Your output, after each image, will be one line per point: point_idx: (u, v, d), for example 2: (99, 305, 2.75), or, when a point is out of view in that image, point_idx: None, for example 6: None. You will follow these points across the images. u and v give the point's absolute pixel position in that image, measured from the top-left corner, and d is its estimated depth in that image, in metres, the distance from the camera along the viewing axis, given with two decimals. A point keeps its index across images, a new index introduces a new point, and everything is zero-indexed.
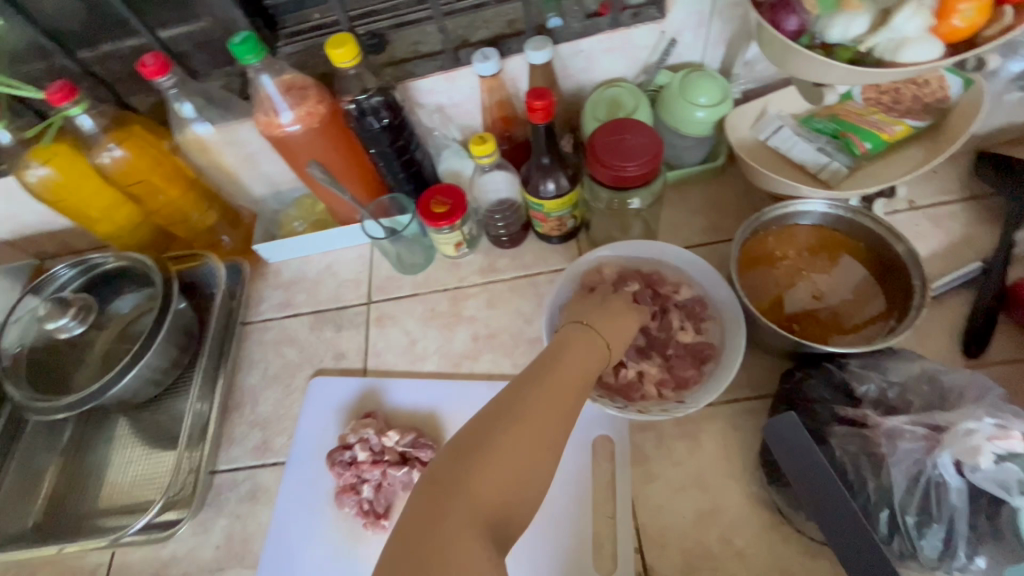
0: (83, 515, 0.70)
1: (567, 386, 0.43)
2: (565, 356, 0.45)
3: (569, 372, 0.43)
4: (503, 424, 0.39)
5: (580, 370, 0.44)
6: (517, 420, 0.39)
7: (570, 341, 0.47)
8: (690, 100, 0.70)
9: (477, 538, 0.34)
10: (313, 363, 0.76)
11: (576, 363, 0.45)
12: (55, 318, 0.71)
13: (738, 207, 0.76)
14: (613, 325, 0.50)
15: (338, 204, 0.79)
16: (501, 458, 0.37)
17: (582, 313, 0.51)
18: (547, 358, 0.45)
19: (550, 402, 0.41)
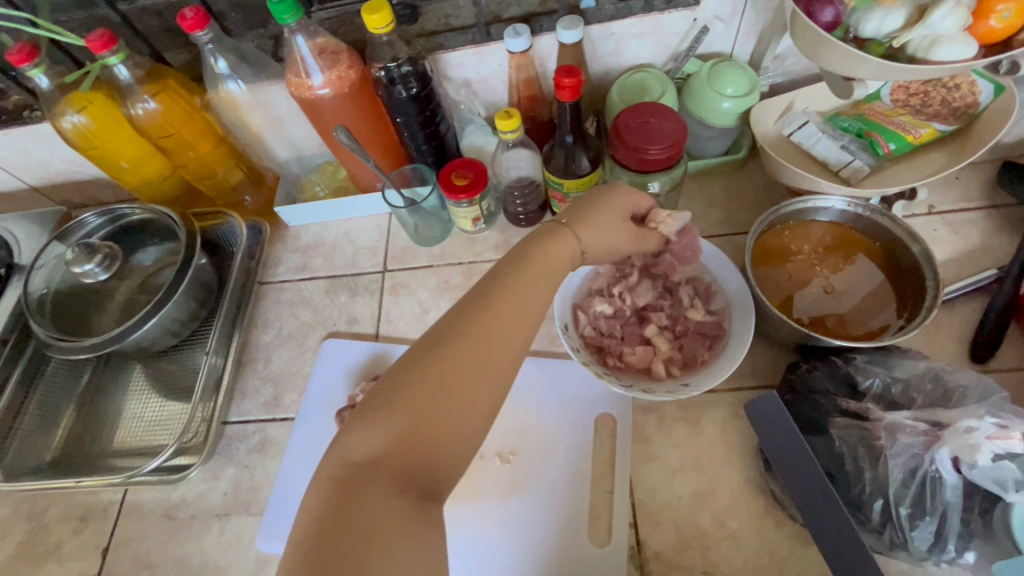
0: (96, 454, 0.73)
1: (525, 289, 0.46)
2: (524, 267, 0.48)
3: (519, 287, 0.46)
4: (441, 357, 0.42)
5: (527, 293, 0.46)
6: (452, 357, 0.42)
7: (544, 235, 0.50)
8: (717, 90, 0.70)
9: (395, 487, 0.38)
10: (326, 325, 0.78)
11: (546, 264, 0.49)
12: (81, 263, 0.72)
13: (756, 201, 0.76)
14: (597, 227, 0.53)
15: (360, 171, 0.80)
16: (440, 396, 0.40)
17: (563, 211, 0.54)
18: (511, 265, 0.48)
19: (493, 327, 0.44)
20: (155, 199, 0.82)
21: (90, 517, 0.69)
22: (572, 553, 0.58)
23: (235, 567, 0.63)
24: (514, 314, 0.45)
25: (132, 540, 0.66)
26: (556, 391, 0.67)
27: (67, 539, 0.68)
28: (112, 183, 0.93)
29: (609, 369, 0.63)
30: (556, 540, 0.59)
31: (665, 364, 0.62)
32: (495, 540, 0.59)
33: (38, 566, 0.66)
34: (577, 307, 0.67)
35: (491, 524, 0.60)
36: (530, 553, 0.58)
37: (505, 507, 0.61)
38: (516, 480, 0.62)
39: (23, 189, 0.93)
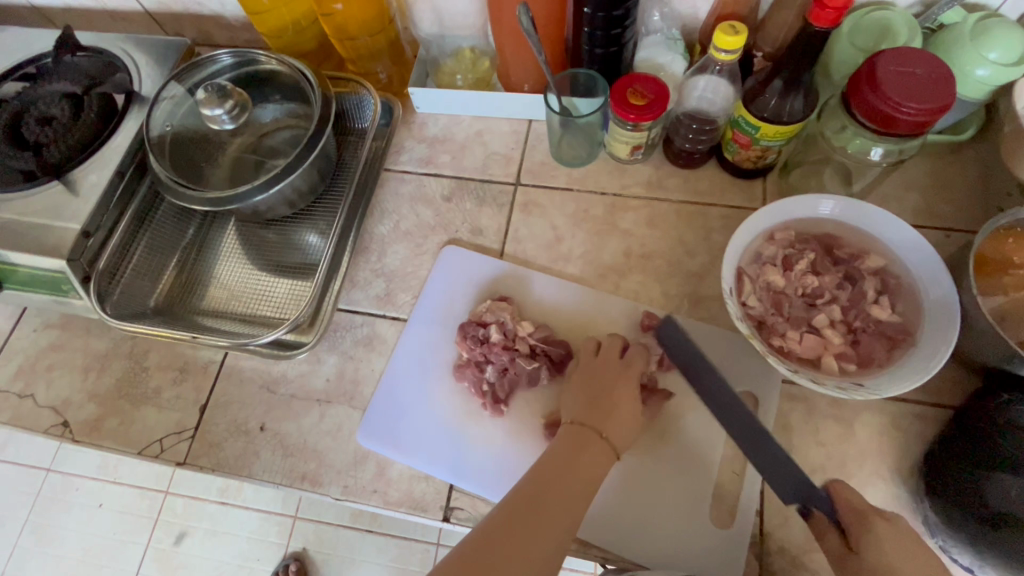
0: (198, 310, 0.71)
1: (569, 485, 0.49)
2: (574, 459, 0.50)
3: (603, 413, 0.53)
4: (544, 480, 0.49)
5: (577, 479, 0.49)
6: (550, 484, 0.48)
7: (581, 441, 0.52)
8: (978, 50, 0.57)
9: None
10: (447, 230, 0.72)
11: (617, 386, 0.55)
12: (211, 106, 0.65)
13: (966, 195, 0.65)
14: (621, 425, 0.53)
15: (516, 67, 0.71)
16: (546, 510, 0.47)
17: (584, 399, 0.55)
18: (584, 405, 0.54)
19: (582, 454, 0.51)
20: (288, 50, 0.75)
21: (189, 371, 0.67)
22: (689, 530, 0.55)
23: (331, 455, 0.61)
24: (559, 504, 0.48)
25: (232, 404, 0.65)
26: None
27: (164, 388, 0.67)
28: (231, 24, 0.85)
29: (770, 349, 0.56)
30: (670, 509, 0.55)
31: (833, 357, 0.56)
32: (608, 495, 0.56)
33: (136, 406, 0.66)
34: (743, 273, 0.59)
35: (604, 477, 0.57)
36: (639, 517, 0.55)
37: (620, 463, 0.57)
38: (637, 441, 0.58)
39: (138, 11, 0.85)
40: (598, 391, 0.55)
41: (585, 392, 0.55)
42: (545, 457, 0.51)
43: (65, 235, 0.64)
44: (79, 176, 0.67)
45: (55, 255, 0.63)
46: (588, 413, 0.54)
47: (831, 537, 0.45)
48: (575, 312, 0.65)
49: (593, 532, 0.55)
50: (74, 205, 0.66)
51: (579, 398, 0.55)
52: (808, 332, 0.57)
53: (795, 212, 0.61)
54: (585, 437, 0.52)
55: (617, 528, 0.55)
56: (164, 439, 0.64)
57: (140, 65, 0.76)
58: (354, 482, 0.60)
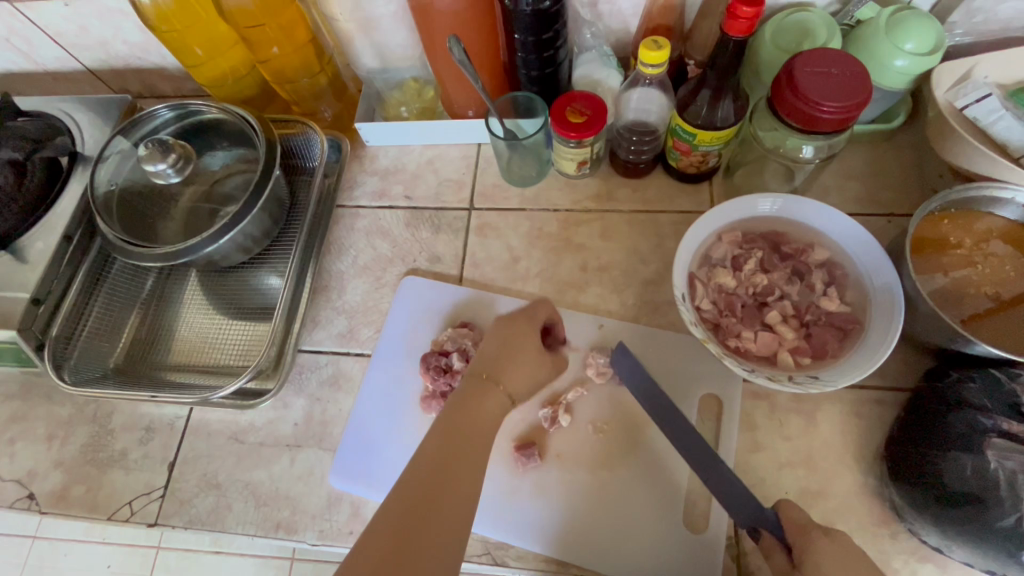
0: (162, 365, 0.70)
1: (472, 439, 0.48)
2: (474, 405, 0.51)
3: (500, 361, 0.56)
4: (455, 424, 0.49)
5: (483, 426, 0.50)
6: (461, 424, 0.49)
7: (479, 391, 0.53)
8: (894, 42, 0.59)
9: None
10: (405, 261, 0.72)
11: (510, 335, 0.58)
12: (154, 161, 0.64)
13: (903, 180, 0.67)
14: (514, 373, 0.55)
15: (457, 95, 0.72)
16: (462, 446, 0.47)
17: (478, 356, 0.57)
18: (483, 355, 0.57)
19: (479, 396, 0.52)
20: (230, 98, 0.75)
21: (154, 429, 0.66)
22: (669, 540, 0.55)
23: (304, 500, 0.61)
24: (468, 451, 0.47)
25: (201, 458, 0.64)
26: (657, 362, 0.62)
27: (131, 449, 0.66)
28: (174, 75, 0.86)
29: (727, 350, 0.57)
30: (647, 524, 0.55)
31: (788, 352, 0.57)
32: (586, 513, 0.56)
33: (103, 470, 0.65)
34: (694, 277, 0.60)
35: (578, 495, 0.57)
36: (618, 534, 0.55)
37: (595, 479, 0.58)
38: (610, 456, 0.58)
39: (80, 70, 0.85)
40: (494, 347, 0.57)
41: (487, 344, 0.57)
42: (444, 419, 0.49)
43: (15, 305, 0.64)
44: (26, 243, 0.67)
45: (5, 326, 0.62)
46: (484, 363, 0.55)
47: (777, 556, 0.48)
48: None
49: (571, 552, 0.55)
50: (23, 272, 0.65)
51: (485, 350, 0.57)
52: (761, 331, 0.58)
53: (742, 213, 0.62)
54: (483, 386, 0.53)
55: (596, 545, 0.55)
56: (134, 501, 0.63)
57: (83, 126, 0.76)
58: (329, 526, 0.59)
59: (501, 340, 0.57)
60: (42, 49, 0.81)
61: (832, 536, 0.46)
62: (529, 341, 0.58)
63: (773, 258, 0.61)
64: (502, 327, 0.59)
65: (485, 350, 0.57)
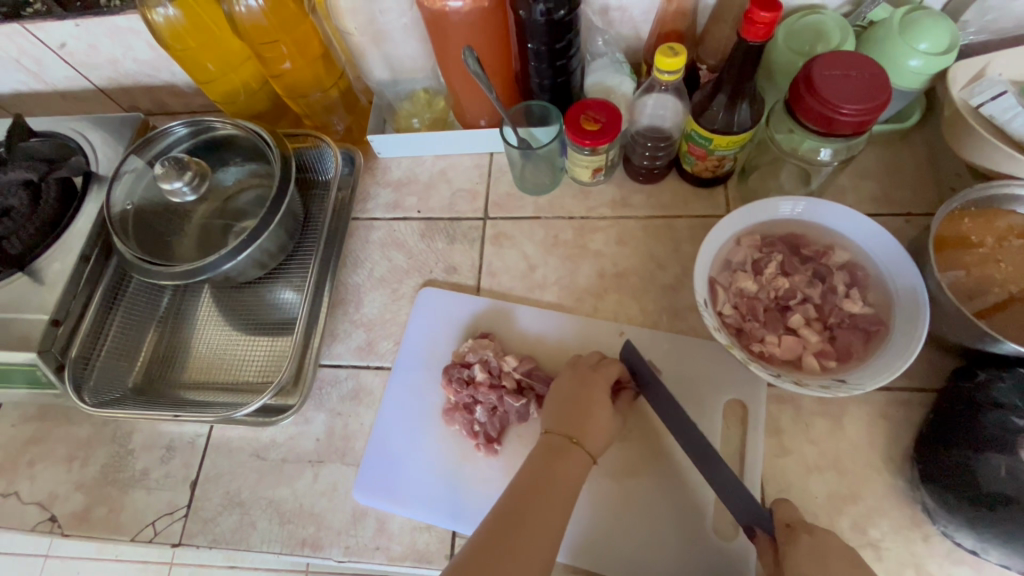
0: (180, 384, 0.69)
1: (546, 504, 0.48)
2: (551, 472, 0.50)
3: (579, 419, 0.54)
4: (526, 494, 0.49)
5: (562, 499, 0.49)
6: (537, 492, 0.49)
7: (558, 454, 0.52)
8: (908, 42, 0.59)
9: None
10: (422, 272, 0.72)
11: (593, 391, 0.55)
12: (170, 179, 0.64)
13: (919, 179, 0.67)
14: (595, 432, 0.53)
15: (470, 105, 0.72)
16: (530, 523, 0.47)
17: (560, 410, 0.55)
18: (559, 411, 0.55)
19: (560, 461, 0.51)
20: (242, 113, 0.75)
21: (175, 448, 0.66)
22: (698, 549, 0.54)
23: (329, 517, 0.60)
24: (535, 526, 0.47)
25: (223, 476, 0.64)
26: (678, 368, 0.62)
27: (152, 468, 0.65)
28: (184, 91, 0.86)
29: (751, 355, 0.56)
30: (675, 530, 0.55)
31: (813, 355, 0.56)
32: (612, 522, 0.56)
33: (125, 490, 0.64)
34: (714, 282, 0.60)
35: (604, 504, 0.57)
36: (645, 542, 0.55)
37: (621, 489, 0.57)
38: (636, 464, 0.58)
39: (90, 88, 0.85)
40: (572, 402, 0.55)
41: (562, 398, 0.56)
42: (522, 477, 0.51)
43: (34, 326, 0.63)
44: (43, 264, 0.67)
45: (24, 347, 0.62)
46: (563, 421, 0.54)
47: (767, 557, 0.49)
48: (555, 337, 0.65)
49: (598, 562, 0.55)
50: (40, 294, 0.65)
51: (554, 406, 0.55)
52: (785, 335, 0.57)
53: (760, 216, 0.62)
54: (562, 448, 0.52)
55: (623, 555, 0.55)
56: (157, 520, 0.62)
57: (95, 144, 0.76)
58: (355, 541, 0.59)
59: (578, 395, 0.55)
60: (52, 69, 0.81)
61: (815, 535, 0.47)
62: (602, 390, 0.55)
63: (813, 276, 0.60)
64: (571, 379, 0.57)
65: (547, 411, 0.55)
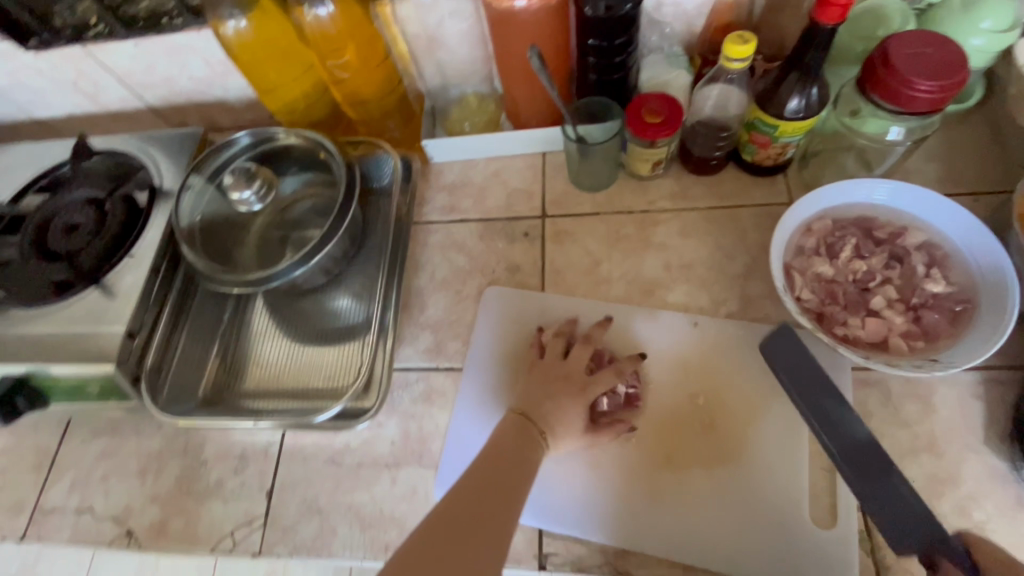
0: (250, 392, 0.69)
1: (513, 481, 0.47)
2: (505, 450, 0.50)
3: (545, 404, 0.55)
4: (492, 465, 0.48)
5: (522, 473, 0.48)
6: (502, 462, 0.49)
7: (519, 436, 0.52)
8: (972, 22, 0.59)
9: None
10: (484, 273, 0.72)
11: (562, 381, 0.57)
12: (239, 189, 0.65)
13: (985, 158, 0.67)
14: (555, 416, 0.54)
15: (526, 104, 0.73)
16: (494, 488, 0.46)
17: (522, 396, 0.56)
18: (532, 394, 0.56)
19: (522, 441, 0.51)
20: (300, 123, 0.76)
21: (248, 457, 0.65)
22: (799, 535, 0.53)
23: (410, 521, 0.60)
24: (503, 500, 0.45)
25: (299, 483, 0.63)
26: (757, 356, 0.61)
27: (226, 478, 0.65)
28: (235, 107, 0.87)
29: (837, 339, 0.56)
30: (778, 515, 0.54)
31: (899, 337, 0.56)
32: (709, 516, 0.55)
33: (200, 502, 0.64)
34: (790, 268, 0.59)
35: (699, 495, 0.56)
36: (747, 530, 0.54)
37: (717, 482, 0.56)
38: (729, 458, 0.57)
39: (142, 108, 0.87)
40: (545, 388, 0.56)
41: (540, 381, 0.57)
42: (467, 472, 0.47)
43: (111, 339, 0.63)
44: (114, 278, 0.67)
45: (101, 361, 0.62)
46: (529, 403, 0.55)
47: None
48: (627, 333, 0.64)
49: (700, 556, 0.54)
50: (114, 307, 0.65)
51: (532, 389, 0.56)
52: (868, 319, 0.57)
53: (831, 201, 0.62)
54: (529, 432, 0.53)
55: (726, 546, 0.54)
56: (235, 531, 0.62)
57: (157, 160, 0.77)
58: None
59: (551, 379, 0.57)
60: (108, 89, 0.83)
61: None
62: (572, 393, 0.55)
63: (889, 260, 0.59)
64: (541, 372, 0.58)
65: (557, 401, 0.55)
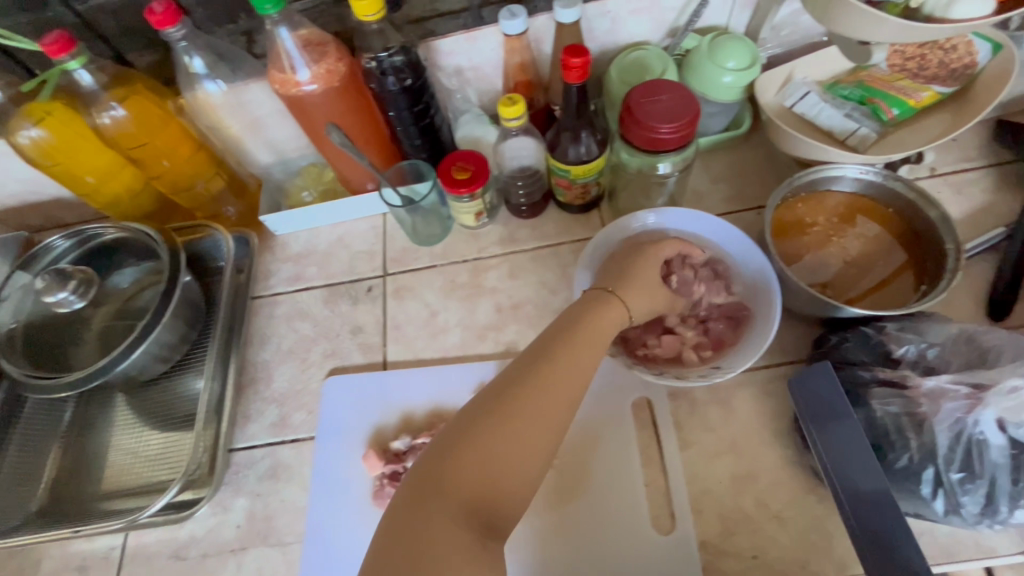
0: (90, 497, 0.67)
1: (577, 345, 0.47)
2: (594, 319, 0.50)
3: (618, 277, 0.56)
4: (554, 332, 0.49)
5: (597, 336, 0.49)
6: (560, 331, 0.49)
7: (597, 302, 0.53)
8: (718, 64, 0.68)
9: (465, 520, 0.38)
10: (329, 337, 0.73)
11: (646, 258, 0.58)
12: (54, 292, 0.66)
13: (764, 175, 0.75)
14: (632, 289, 0.55)
15: (351, 173, 0.76)
16: (560, 358, 0.46)
17: (609, 270, 0.58)
18: (606, 273, 0.57)
19: (602, 305, 0.52)
20: (129, 215, 0.76)
21: (88, 567, 0.63)
22: (637, 558, 0.55)
23: None
24: (559, 366, 0.45)
25: None
26: (581, 389, 0.64)
27: None
28: (73, 202, 0.86)
29: (636, 360, 0.60)
30: (613, 540, 0.56)
31: (692, 349, 0.61)
32: (551, 553, 0.56)
33: None
34: None
35: (546, 535, 0.57)
36: (602, 564, 0.55)
37: (552, 514, 0.58)
38: (563, 489, 0.59)
39: None
40: (621, 262, 0.58)
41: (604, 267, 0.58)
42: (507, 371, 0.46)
43: None
44: None
45: None
46: (606, 279, 0.56)
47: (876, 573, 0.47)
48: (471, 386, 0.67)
49: None
50: None
51: (606, 273, 0.58)
52: (666, 336, 0.61)
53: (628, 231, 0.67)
54: (604, 297, 0.54)
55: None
56: None
57: None
58: None
59: (625, 256, 0.59)
60: None
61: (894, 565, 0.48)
62: (645, 283, 0.56)
63: None
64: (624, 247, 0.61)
65: (643, 293, 0.56)
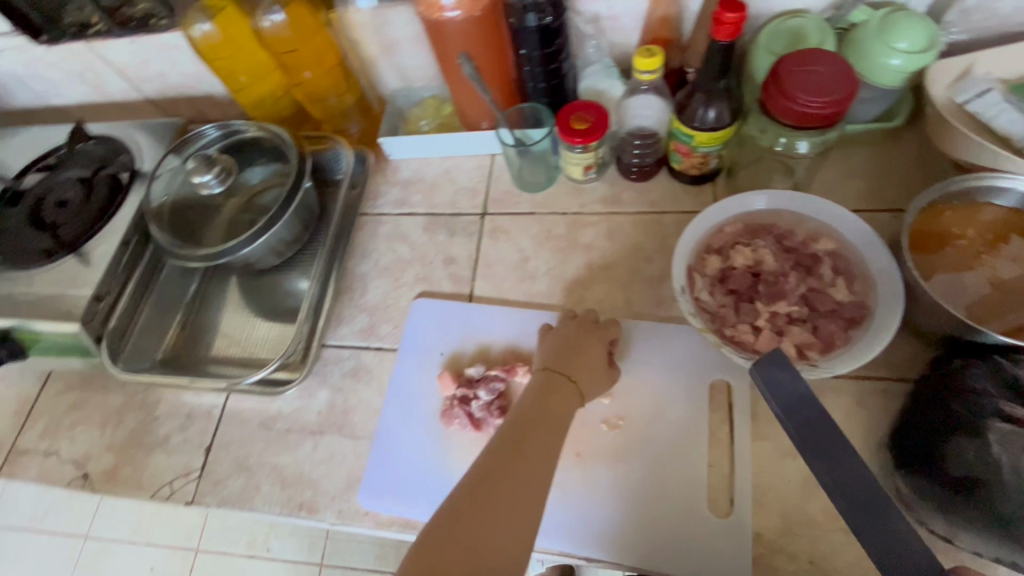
0: (202, 360, 0.76)
1: (544, 434, 0.50)
2: (545, 409, 0.52)
3: (572, 360, 0.58)
4: (527, 419, 0.51)
5: (553, 428, 0.51)
6: (530, 419, 0.51)
7: (553, 389, 0.54)
8: (888, 43, 0.61)
9: None
10: (423, 263, 0.77)
11: (590, 345, 0.60)
12: (202, 173, 0.73)
13: (909, 176, 0.68)
14: (585, 368, 0.58)
15: (470, 107, 0.77)
16: (535, 438, 0.50)
17: (554, 356, 0.58)
18: (556, 354, 0.58)
19: (555, 394, 0.54)
20: (266, 117, 0.83)
21: (194, 416, 0.72)
22: (687, 533, 0.55)
23: (326, 483, 0.65)
24: (534, 463, 0.48)
25: (233, 443, 0.69)
26: (661, 359, 0.63)
27: (173, 434, 0.72)
28: (221, 101, 0.95)
29: (725, 340, 0.58)
30: (665, 509, 0.56)
31: (793, 343, 0.57)
32: (600, 504, 0.57)
33: (148, 453, 0.71)
34: (693, 270, 0.62)
35: (598, 488, 0.58)
36: (647, 527, 0.56)
37: (607, 469, 0.59)
38: (622, 448, 0.59)
39: (140, 99, 0.96)
40: (565, 348, 0.59)
41: (557, 344, 0.59)
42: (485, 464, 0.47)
43: (78, 302, 0.71)
44: (90, 248, 0.75)
45: (69, 320, 0.70)
46: (557, 361, 0.58)
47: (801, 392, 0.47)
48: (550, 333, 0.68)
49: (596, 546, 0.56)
50: (86, 273, 0.73)
51: (551, 348, 0.59)
52: (766, 324, 0.58)
53: (743, 207, 0.65)
54: (559, 382, 0.55)
55: (620, 536, 0.56)
56: (173, 481, 0.68)
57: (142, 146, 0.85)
58: (347, 507, 0.63)
59: (576, 342, 0.60)
60: (110, 82, 0.92)
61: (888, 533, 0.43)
62: (596, 369, 0.59)
63: (793, 266, 0.61)
64: (574, 329, 0.61)
65: (599, 379, 0.58)
